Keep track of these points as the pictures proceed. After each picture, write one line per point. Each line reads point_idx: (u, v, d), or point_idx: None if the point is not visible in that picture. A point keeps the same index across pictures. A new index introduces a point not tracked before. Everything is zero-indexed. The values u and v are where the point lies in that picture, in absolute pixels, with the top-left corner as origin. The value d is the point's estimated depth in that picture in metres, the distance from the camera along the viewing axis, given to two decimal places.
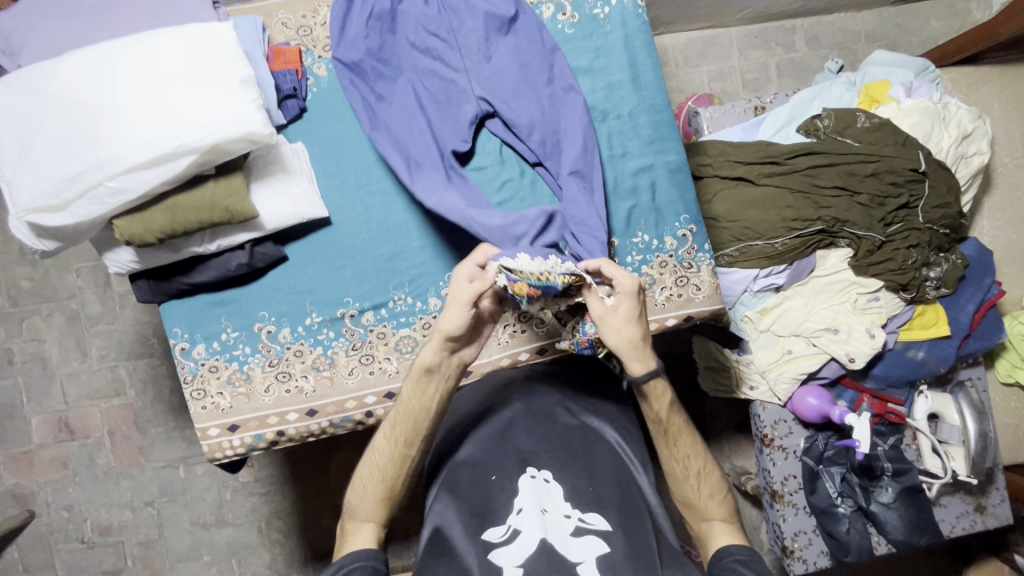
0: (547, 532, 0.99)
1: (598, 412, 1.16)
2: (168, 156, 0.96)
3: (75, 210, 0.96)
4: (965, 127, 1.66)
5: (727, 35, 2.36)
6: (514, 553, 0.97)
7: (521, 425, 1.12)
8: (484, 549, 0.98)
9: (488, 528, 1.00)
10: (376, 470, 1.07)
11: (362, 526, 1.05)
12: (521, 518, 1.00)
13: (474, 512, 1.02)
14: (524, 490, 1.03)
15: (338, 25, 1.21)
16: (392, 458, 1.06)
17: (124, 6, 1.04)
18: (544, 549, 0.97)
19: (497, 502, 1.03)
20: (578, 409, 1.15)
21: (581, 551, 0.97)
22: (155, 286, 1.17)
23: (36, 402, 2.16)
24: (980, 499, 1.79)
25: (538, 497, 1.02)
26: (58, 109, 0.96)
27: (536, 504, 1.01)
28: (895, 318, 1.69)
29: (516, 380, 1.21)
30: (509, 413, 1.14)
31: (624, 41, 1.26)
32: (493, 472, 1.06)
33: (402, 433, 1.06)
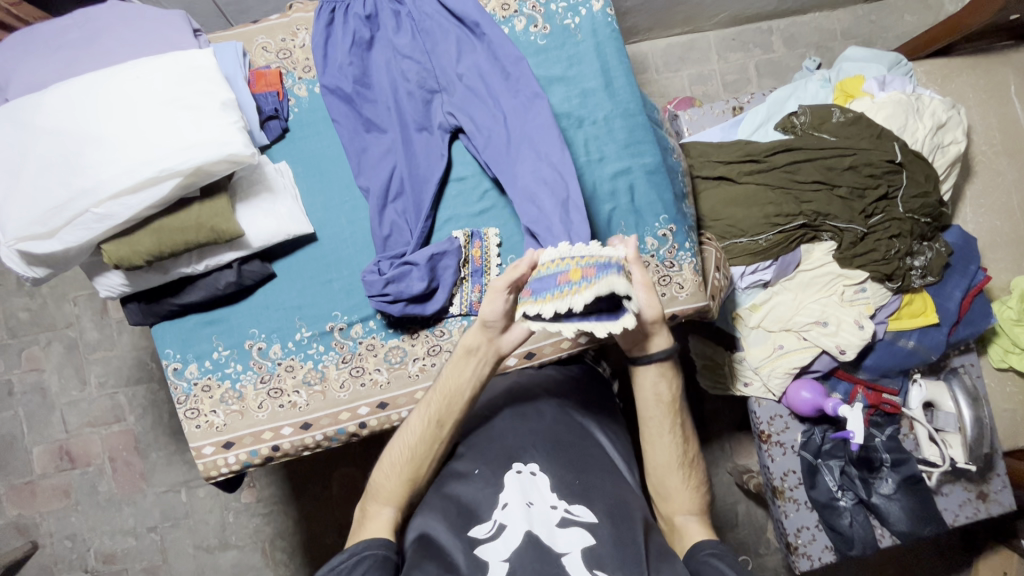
0: (533, 524, 0.97)
1: (585, 411, 1.19)
2: (152, 180, 0.99)
3: (63, 236, 0.98)
4: (939, 117, 1.69)
5: (705, 39, 2.40)
6: (500, 547, 0.95)
7: (510, 425, 1.13)
8: (469, 545, 0.96)
9: (475, 525, 0.99)
10: (396, 450, 1.05)
11: (378, 514, 1.01)
12: (507, 513, 0.99)
13: (461, 510, 1.01)
14: (510, 484, 1.03)
15: (321, 53, 1.25)
16: (411, 441, 1.04)
17: (106, 38, 1.08)
18: (530, 540, 0.95)
19: (483, 502, 1.02)
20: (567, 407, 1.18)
21: (567, 542, 0.95)
22: (146, 309, 1.19)
23: (37, 432, 2.17)
24: (981, 486, 1.79)
25: (524, 490, 1.02)
26: (45, 139, 0.99)
27: (522, 498, 1.01)
28: (882, 309, 1.70)
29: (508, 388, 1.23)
30: (499, 417, 1.15)
31: (595, 49, 1.30)
32: (476, 468, 1.07)
33: (429, 414, 1.04)
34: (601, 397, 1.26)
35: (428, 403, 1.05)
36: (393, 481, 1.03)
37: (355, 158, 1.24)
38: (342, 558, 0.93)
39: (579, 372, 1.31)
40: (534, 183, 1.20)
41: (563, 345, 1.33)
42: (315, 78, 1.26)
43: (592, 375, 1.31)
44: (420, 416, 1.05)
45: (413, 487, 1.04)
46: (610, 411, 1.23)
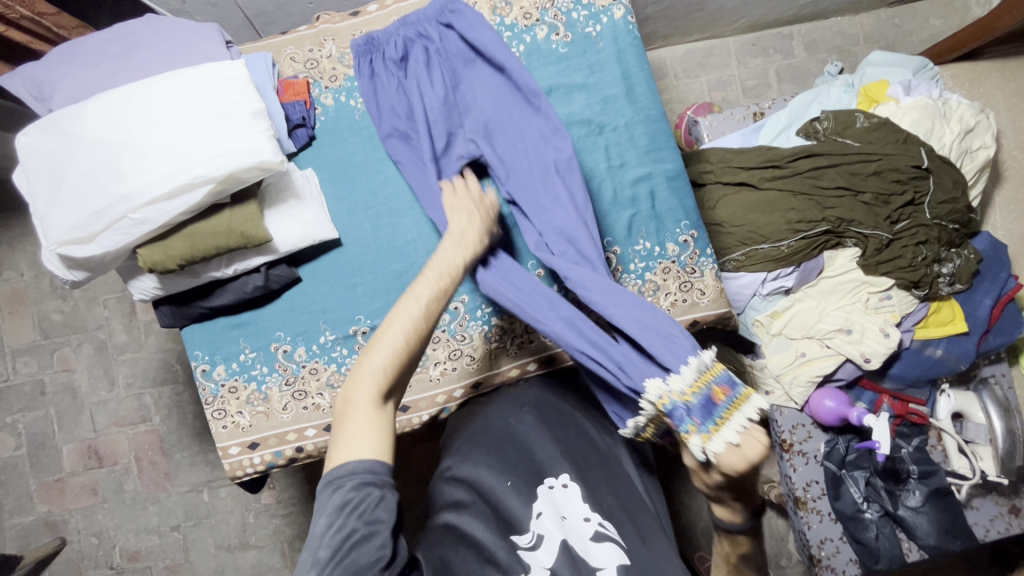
0: (567, 534, 0.96)
1: (610, 419, 1.17)
2: (187, 186, 1.02)
3: (101, 241, 1.02)
4: (967, 122, 1.66)
5: (725, 45, 2.40)
6: (542, 556, 0.93)
7: (536, 432, 1.10)
8: (512, 547, 0.95)
9: (516, 534, 0.97)
10: (397, 331, 0.89)
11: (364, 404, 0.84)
12: (542, 523, 0.96)
13: (498, 521, 0.98)
14: (543, 497, 1.00)
15: (371, 92, 1.26)
16: (416, 317, 0.90)
17: (144, 50, 1.12)
18: (566, 553, 0.93)
19: (518, 515, 0.99)
20: (596, 415, 1.17)
21: (601, 557, 0.93)
22: (176, 311, 1.22)
23: (67, 431, 2.23)
24: (1013, 500, 1.74)
25: (558, 504, 0.99)
26: (86, 147, 1.03)
27: (556, 512, 0.98)
28: (909, 316, 1.67)
29: (529, 398, 1.18)
30: (523, 426, 1.11)
31: (617, 56, 1.30)
32: (508, 479, 1.03)
33: (431, 293, 0.92)
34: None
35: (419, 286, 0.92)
36: (392, 367, 0.87)
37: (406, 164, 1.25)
38: (328, 495, 0.80)
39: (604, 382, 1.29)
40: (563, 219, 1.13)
41: None
42: (341, 87, 1.29)
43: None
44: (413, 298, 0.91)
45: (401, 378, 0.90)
46: None
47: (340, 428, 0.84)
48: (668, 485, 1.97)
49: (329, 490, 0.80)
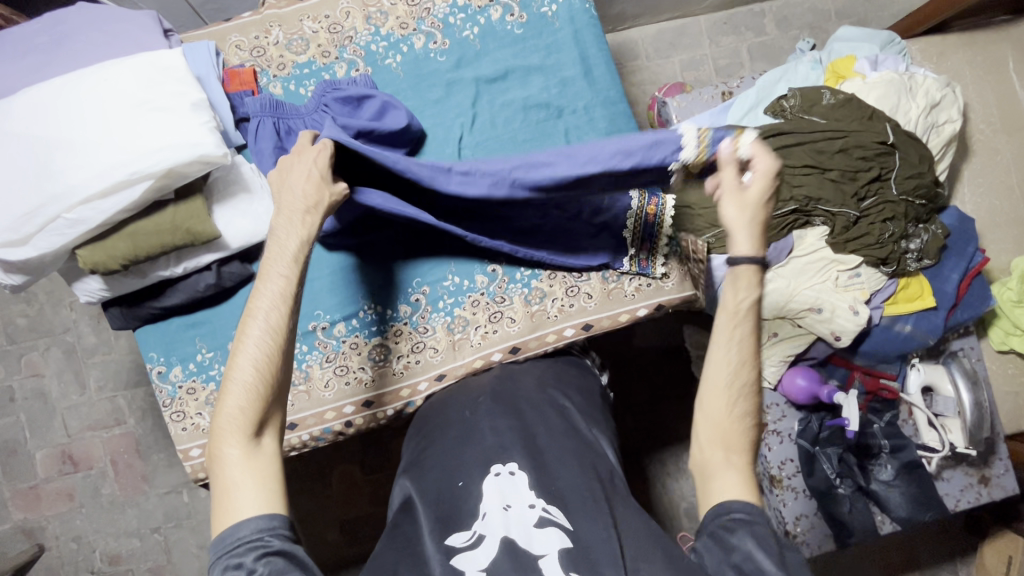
0: (510, 528, 0.89)
1: (568, 395, 1.14)
2: (124, 183, 0.97)
3: (37, 243, 0.97)
4: (933, 96, 1.65)
5: (696, 24, 2.37)
6: (479, 555, 0.86)
7: (486, 418, 1.06)
8: (445, 555, 0.87)
9: (454, 533, 0.90)
10: (246, 364, 0.87)
11: (234, 453, 0.83)
12: (486, 522, 0.89)
13: (439, 517, 0.93)
14: (490, 491, 0.93)
15: None
16: (264, 335, 0.89)
17: (74, 41, 1.06)
18: (508, 547, 0.87)
19: (463, 509, 0.93)
20: (553, 395, 1.13)
21: (543, 544, 0.87)
22: (127, 312, 1.18)
23: (39, 437, 2.19)
24: (983, 470, 1.78)
25: (502, 493, 0.93)
26: (15, 145, 0.97)
27: (499, 501, 0.92)
28: (879, 293, 1.68)
29: (485, 389, 1.16)
30: (475, 414, 1.09)
31: (573, 37, 1.26)
32: (460, 478, 0.97)
33: (270, 309, 0.91)
34: (586, 385, 1.21)
35: (270, 291, 0.92)
36: (249, 401, 0.86)
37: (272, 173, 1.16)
38: None
39: (573, 370, 1.24)
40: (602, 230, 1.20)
41: (547, 340, 1.26)
42: (289, 76, 1.23)
43: (579, 366, 1.26)
44: (264, 305, 0.91)
45: (271, 403, 0.89)
46: (591, 397, 1.17)
47: (221, 491, 0.82)
48: (647, 469, 1.98)
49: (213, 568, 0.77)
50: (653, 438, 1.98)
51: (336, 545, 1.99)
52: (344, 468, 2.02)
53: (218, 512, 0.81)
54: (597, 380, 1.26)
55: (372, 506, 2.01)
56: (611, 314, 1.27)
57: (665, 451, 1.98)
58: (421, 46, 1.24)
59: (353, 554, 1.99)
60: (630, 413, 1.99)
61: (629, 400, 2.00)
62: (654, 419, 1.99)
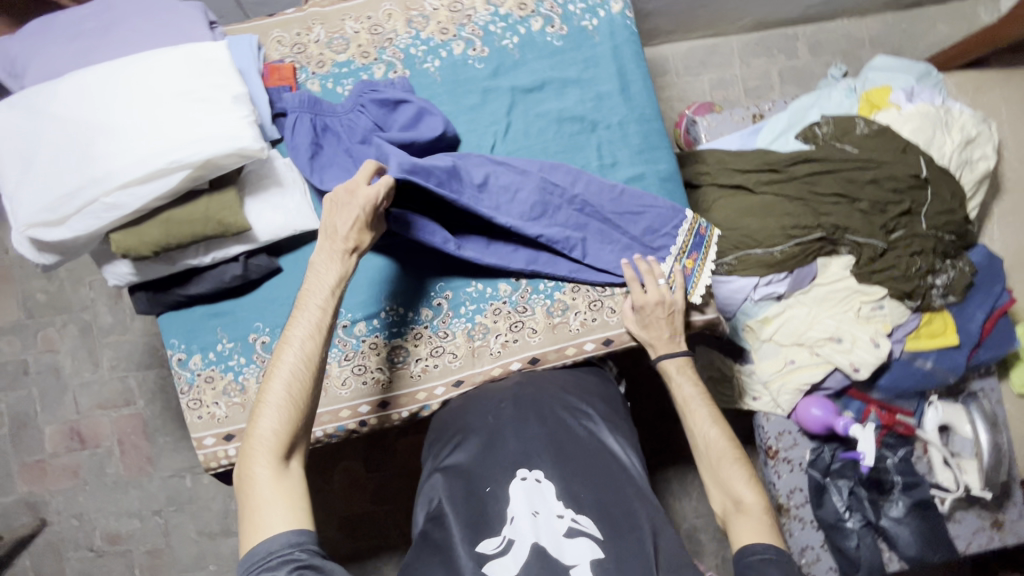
0: (540, 535, 0.91)
1: (590, 402, 1.13)
2: (162, 171, 0.98)
3: (72, 225, 0.98)
4: (968, 131, 1.63)
5: (728, 44, 2.36)
6: (509, 563, 0.89)
7: (511, 429, 1.06)
8: (478, 562, 0.89)
9: (483, 539, 0.92)
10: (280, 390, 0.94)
11: (265, 473, 0.90)
12: (515, 528, 0.92)
13: (470, 519, 0.95)
14: (517, 495, 0.95)
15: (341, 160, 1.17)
16: (299, 364, 0.96)
17: (122, 28, 1.07)
18: (537, 553, 0.89)
19: (492, 513, 0.95)
20: (576, 401, 1.13)
21: (574, 553, 0.89)
22: (153, 298, 1.19)
23: (50, 412, 2.22)
24: (996, 514, 1.75)
25: (530, 500, 0.95)
26: (59, 128, 0.99)
27: (528, 507, 0.94)
28: (901, 327, 1.65)
29: (508, 391, 1.16)
30: (499, 419, 1.09)
31: (612, 52, 1.25)
32: (487, 484, 0.99)
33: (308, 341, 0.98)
34: (607, 393, 1.20)
35: (306, 319, 0.99)
36: (283, 424, 0.93)
37: (309, 168, 1.15)
38: None
39: (592, 377, 1.23)
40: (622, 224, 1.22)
41: (567, 353, 1.25)
42: (328, 72, 1.24)
43: (599, 374, 1.26)
44: (300, 333, 0.98)
45: (301, 427, 0.96)
46: (611, 404, 1.17)
47: (250, 508, 0.89)
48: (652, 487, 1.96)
49: None
50: (660, 456, 1.97)
51: (335, 540, 1.99)
52: (348, 464, 2.02)
53: (249, 528, 0.87)
54: (618, 389, 1.26)
55: (372, 505, 2.01)
56: (631, 331, 1.25)
57: (671, 470, 1.97)
58: (460, 52, 1.24)
59: (351, 551, 1.99)
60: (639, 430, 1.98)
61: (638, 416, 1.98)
62: (662, 438, 1.97)
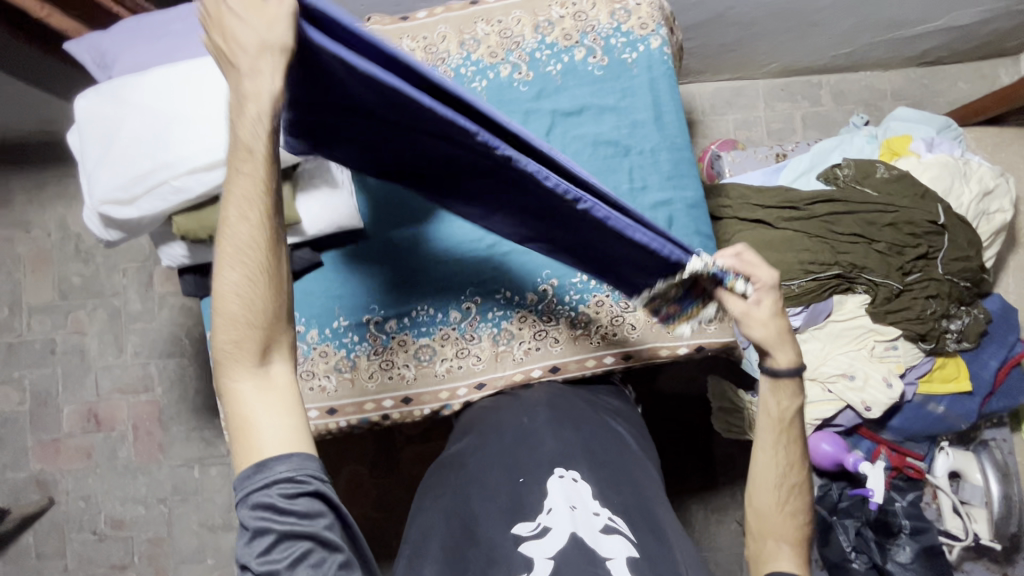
0: (577, 526, 0.92)
1: (619, 423, 1.16)
2: (227, 161, 1.07)
3: (141, 205, 1.07)
4: (986, 183, 1.68)
5: (754, 87, 2.46)
6: (546, 547, 0.90)
7: (547, 430, 1.08)
8: (513, 542, 0.91)
9: (519, 522, 0.94)
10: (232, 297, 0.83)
11: (246, 387, 0.84)
12: (552, 517, 0.92)
13: (508, 505, 0.97)
14: (553, 489, 0.96)
15: None
16: (250, 261, 0.83)
17: (202, 32, 1.17)
18: (575, 543, 0.90)
19: (528, 503, 0.96)
20: (606, 418, 1.16)
21: (610, 547, 0.90)
22: (199, 281, 1.26)
23: (71, 392, 2.28)
24: (1005, 568, 1.74)
25: (568, 495, 0.96)
26: (137, 115, 1.07)
27: (565, 502, 0.95)
28: (914, 369, 1.68)
29: (539, 399, 1.19)
30: (534, 421, 1.11)
31: (649, 83, 1.33)
32: (520, 475, 1.00)
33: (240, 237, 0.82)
34: (628, 413, 1.23)
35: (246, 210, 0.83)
36: (244, 327, 0.84)
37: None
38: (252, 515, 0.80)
39: (608, 394, 1.26)
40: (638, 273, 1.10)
41: (587, 364, 1.29)
42: None
43: (618, 395, 1.28)
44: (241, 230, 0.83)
45: (270, 327, 0.86)
46: (639, 427, 1.20)
47: (240, 427, 0.83)
48: None
49: (244, 503, 0.80)
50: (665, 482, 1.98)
51: None
52: (355, 467, 2.05)
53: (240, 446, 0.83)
54: (637, 411, 1.27)
55: (375, 510, 2.03)
56: (651, 348, 1.30)
57: (675, 496, 1.97)
58: (506, 75, 1.33)
59: None
60: None
61: None
62: (668, 464, 1.98)
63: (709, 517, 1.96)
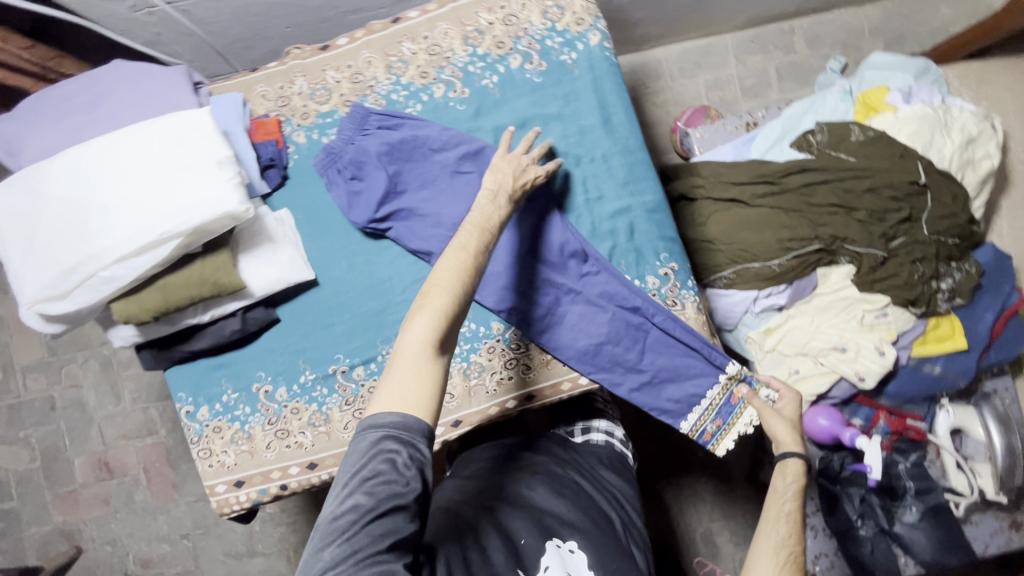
0: None
1: (615, 507, 1.11)
2: (154, 243, 1.01)
3: (74, 298, 1.02)
4: (969, 131, 1.59)
5: (722, 43, 2.32)
6: None
7: (549, 501, 1.05)
8: None
9: (521, 573, 0.91)
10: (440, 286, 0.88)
11: (415, 356, 0.83)
12: None
13: (511, 553, 0.93)
14: (551, 555, 0.93)
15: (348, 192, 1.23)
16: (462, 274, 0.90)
17: (110, 100, 1.11)
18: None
19: (528, 560, 0.93)
20: (604, 503, 1.11)
21: None
22: (158, 355, 1.23)
23: (78, 444, 2.30)
24: (1014, 514, 1.72)
25: (563, 561, 0.94)
26: (56, 206, 1.02)
27: (563, 566, 0.92)
28: (906, 333, 1.62)
29: (540, 466, 1.15)
30: (535, 492, 1.07)
31: (592, 85, 1.25)
32: (522, 537, 0.96)
33: (466, 254, 0.92)
34: (624, 493, 1.17)
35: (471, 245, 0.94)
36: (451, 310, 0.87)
37: (344, 202, 1.23)
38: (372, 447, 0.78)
39: (605, 470, 1.21)
40: (591, 345, 1.22)
41: (562, 388, 1.26)
42: (313, 124, 1.26)
43: (616, 467, 1.23)
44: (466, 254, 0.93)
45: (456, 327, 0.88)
46: (634, 516, 1.13)
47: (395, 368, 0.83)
48: (663, 497, 1.98)
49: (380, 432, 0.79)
50: (669, 465, 1.98)
51: None
52: None
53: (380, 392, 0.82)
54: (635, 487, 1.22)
55: None
56: None
57: (681, 478, 1.97)
58: (440, 95, 1.25)
59: None
60: (647, 441, 1.99)
61: (645, 427, 2.00)
62: (669, 447, 1.98)
63: (716, 494, 1.97)
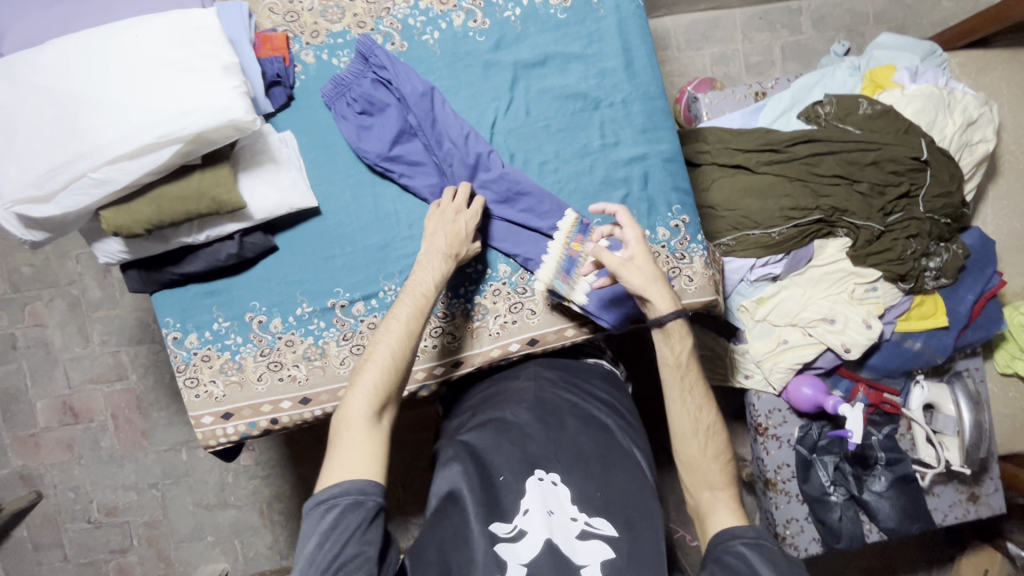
0: (553, 532, 0.90)
1: (609, 416, 1.09)
2: (151, 146, 0.95)
3: (60, 201, 0.95)
4: (970, 113, 1.62)
5: (730, 17, 2.31)
6: (522, 549, 0.89)
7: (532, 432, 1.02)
8: (490, 540, 0.89)
9: (497, 520, 0.91)
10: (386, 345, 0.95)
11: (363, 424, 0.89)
12: (528, 520, 0.91)
13: (484, 498, 0.93)
14: (531, 492, 0.93)
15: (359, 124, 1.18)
16: (401, 338, 0.96)
17: None
18: (549, 550, 0.88)
19: (506, 502, 0.93)
20: (598, 416, 1.08)
21: (586, 554, 0.89)
22: (146, 276, 1.17)
23: (40, 386, 2.19)
24: (973, 488, 1.81)
25: (545, 498, 0.93)
26: (43, 99, 0.95)
27: (544, 506, 0.92)
28: (892, 309, 1.68)
29: (526, 395, 1.12)
30: (518, 420, 1.05)
31: (617, 26, 1.22)
32: (501, 473, 0.96)
33: (410, 313, 0.99)
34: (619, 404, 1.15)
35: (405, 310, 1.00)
36: (385, 384, 0.92)
37: (353, 135, 1.18)
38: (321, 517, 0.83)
39: (598, 381, 1.20)
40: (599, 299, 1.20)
41: (566, 334, 1.24)
42: (323, 44, 1.20)
43: (608, 380, 1.22)
44: (402, 313, 0.99)
45: (398, 384, 0.95)
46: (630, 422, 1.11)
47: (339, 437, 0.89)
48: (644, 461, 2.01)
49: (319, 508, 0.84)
50: (652, 429, 2.00)
51: None
52: None
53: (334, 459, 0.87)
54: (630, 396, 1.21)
55: None
56: None
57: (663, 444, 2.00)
58: (460, 24, 1.20)
59: None
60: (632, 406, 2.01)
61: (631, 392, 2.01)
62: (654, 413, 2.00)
63: None
